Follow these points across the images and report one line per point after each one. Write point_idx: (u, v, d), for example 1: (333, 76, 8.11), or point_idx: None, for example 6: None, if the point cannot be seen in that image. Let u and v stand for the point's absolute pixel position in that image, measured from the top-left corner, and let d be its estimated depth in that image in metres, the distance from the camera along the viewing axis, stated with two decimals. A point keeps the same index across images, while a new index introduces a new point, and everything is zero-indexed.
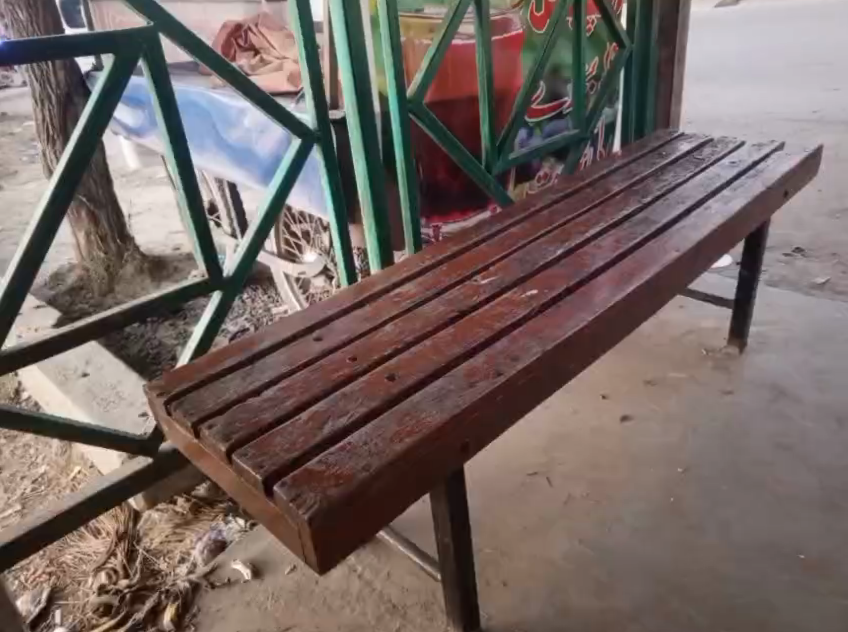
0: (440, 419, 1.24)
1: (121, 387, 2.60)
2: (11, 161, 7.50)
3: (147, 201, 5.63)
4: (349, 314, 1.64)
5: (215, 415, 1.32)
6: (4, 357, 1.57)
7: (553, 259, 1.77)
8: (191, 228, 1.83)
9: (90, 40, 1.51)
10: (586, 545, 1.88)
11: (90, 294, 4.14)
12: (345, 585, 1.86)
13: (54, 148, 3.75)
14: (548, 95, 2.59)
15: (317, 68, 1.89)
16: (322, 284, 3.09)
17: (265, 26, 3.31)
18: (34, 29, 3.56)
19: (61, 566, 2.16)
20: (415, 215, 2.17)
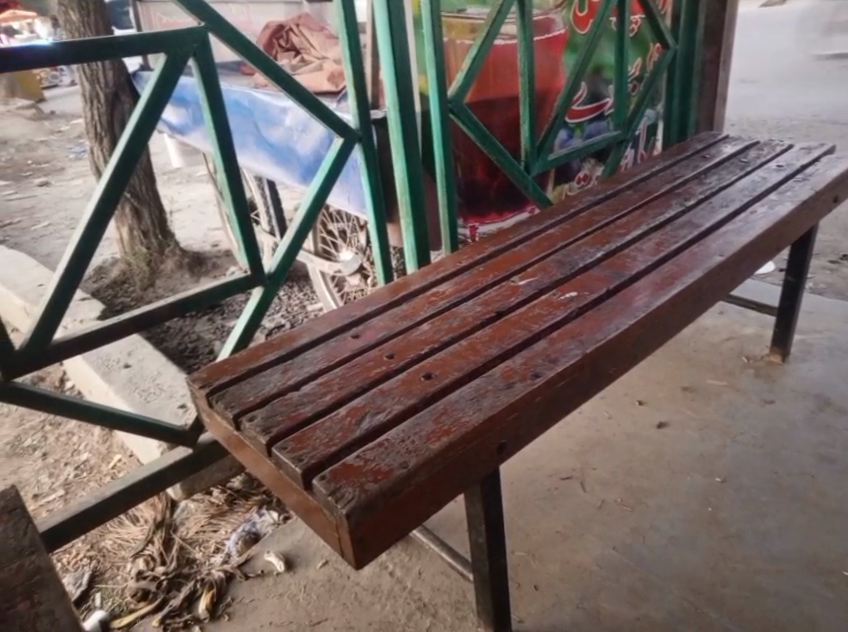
0: (477, 419, 1.24)
1: (161, 379, 2.65)
2: (58, 157, 7.73)
3: (188, 198, 5.74)
4: (385, 312, 1.65)
5: (256, 408, 1.35)
6: (56, 347, 1.61)
7: (593, 261, 1.76)
8: (235, 226, 1.85)
9: (144, 40, 1.54)
10: (620, 552, 1.87)
11: (132, 287, 4.19)
12: (376, 582, 1.87)
13: (101, 146, 3.84)
14: (589, 96, 2.55)
15: (360, 69, 1.90)
16: (358, 283, 3.11)
17: (306, 27, 3.34)
18: (86, 30, 3.64)
19: (102, 551, 2.22)
20: (453, 214, 2.17)
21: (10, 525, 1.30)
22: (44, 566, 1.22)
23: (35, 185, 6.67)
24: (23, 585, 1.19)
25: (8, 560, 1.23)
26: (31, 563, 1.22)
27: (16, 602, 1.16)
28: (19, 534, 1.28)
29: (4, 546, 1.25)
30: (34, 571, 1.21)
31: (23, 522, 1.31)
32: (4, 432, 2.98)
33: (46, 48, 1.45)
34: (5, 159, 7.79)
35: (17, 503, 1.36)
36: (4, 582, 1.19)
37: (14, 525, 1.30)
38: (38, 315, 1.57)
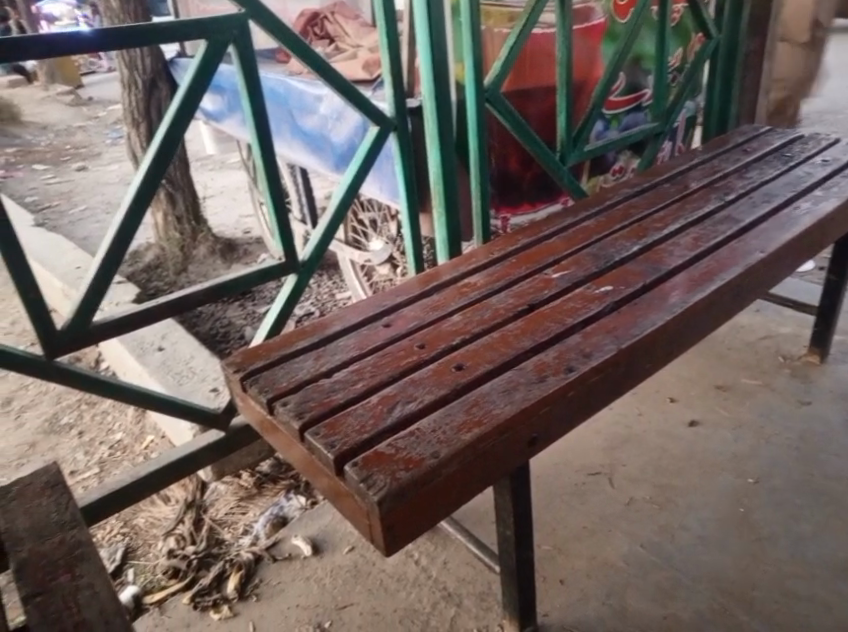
0: (508, 412, 1.23)
1: (194, 362, 2.69)
2: (94, 142, 7.84)
3: (221, 185, 5.79)
4: (415, 303, 1.65)
5: (289, 394, 1.36)
6: (96, 328, 1.63)
7: (628, 256, 1.73)
8: (270, 213, 1.86)
9: (184, 27, 1.55)
10: (648, 550, 1.85)
11: (166, 272, 4.25)
12: (402, 570, 1.88)
13: (138, 132, 3.89)
14: (627, 86, 2.51)
15: (396, 57, 1.89)
16: (387, 273, 3.12)
17: (341, 15, 3.34)
18: (125, 17, 3.68)
19: (134, 528, 2.31)
20: (485, 205, 2.16)
21: (52, 499, 1.34)
22: (85, 540, 1.24)
23: (72, 169, 6.79)
24: (64, 558, 1.21)
25: (50, 533, 1.26)
26: (72, 537, 1.25)
27: (58, 574, 1.17)
28: (61, 509, 1.32)
29: (46, 521, 1.29)
30: (75, 545, 1.23)
31: (65, 497, 1.34)
32: (41, 410, 3.05)
33: (88, 37, 1.46)
34: (45, 144, 7.94)
35: (59, 479, 1.40)
36: (47, 555, 1.21)
37: (57, 500, 1.34)
38: (79, 298, 1.59)
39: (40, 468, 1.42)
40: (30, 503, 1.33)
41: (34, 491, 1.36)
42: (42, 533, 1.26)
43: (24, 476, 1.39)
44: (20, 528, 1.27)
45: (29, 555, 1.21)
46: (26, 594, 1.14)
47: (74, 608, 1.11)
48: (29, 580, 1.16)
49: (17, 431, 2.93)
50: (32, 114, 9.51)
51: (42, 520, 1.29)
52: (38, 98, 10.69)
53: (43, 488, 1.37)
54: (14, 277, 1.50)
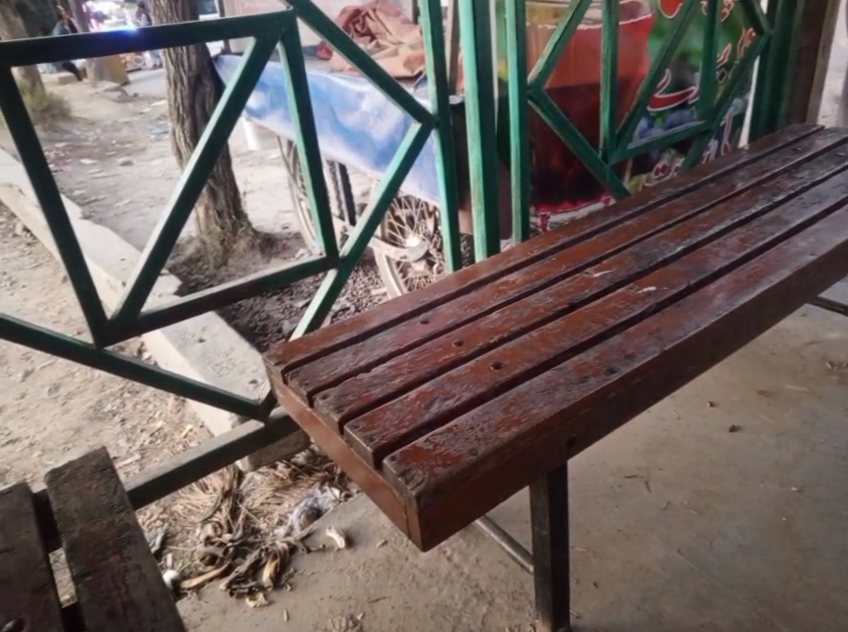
0: (547, 412, 1.22)
1: (234, 354, 2.72)
2: (139, 137, 8.00)
3: (261, 180, 5.86)
4: (453, 300, 1.65)
5: (329, 387, 1.37)
6: (144, 318, 1.66)
7: (672, 256, 1.71)
8: (314, 209, 1.88)
9: (234, 25, 1.57)
10: (685, 556, 1.82)
11: (206, 265, 4.31)
12: (434, 566, 1.89)
13: (183, 128, 3.95)
14: (673, 84, 2.46)
15: (441, 55, 1.90)
16: (423, 269, 3.13)
17: (383, 11, 3.34)
18: (172, 15, 3.75)
19: (173, 514, 2.36)
20: (525, 203, 2.15)
21: (101, 483, 1.36)
22: (132, 523, 1.27)
23: (118, 163, 6.94)
24: (113, 539, 1.23)
25: (100, 516, 1.29)
26: (121, 519, 1.27)
27: (108, 555, 1.20)
28: (110, 493, 1.34)
29: (96, 503, 1.31)
30: (124, 527, 1.26)
31: (114, 482, 1.37)
32: (86, 396, 3.12)
33: (137, 36, 1.48)
34: (93, 139, 8.11)
35: (107, 463, 1.42)
36: (98, 536, 1.24)
37: (105, 484, 1.36)
38: (127, 289, 1.62)
39: (90, 452, 1.45)
40: (81, 486, 1.36)
41: (85, 474, 1.39)
42: (92, 515, 1.29)
43: (75, 459, 1.42)
44: (71, 509, 1.31)
45: (80, 536, 1.24)
46: (78, 572, 1.17)
47: (122, 588, 1.13)
48: (80, 559, 1.19)
49: (62, 416, 3.00)
50: (80, 110, 9.73)
51: (92, 503, 1.32)
52: (86, 94, 10.95)
53: (93, 471, 1.39)
54: (69, 268, 1.54)
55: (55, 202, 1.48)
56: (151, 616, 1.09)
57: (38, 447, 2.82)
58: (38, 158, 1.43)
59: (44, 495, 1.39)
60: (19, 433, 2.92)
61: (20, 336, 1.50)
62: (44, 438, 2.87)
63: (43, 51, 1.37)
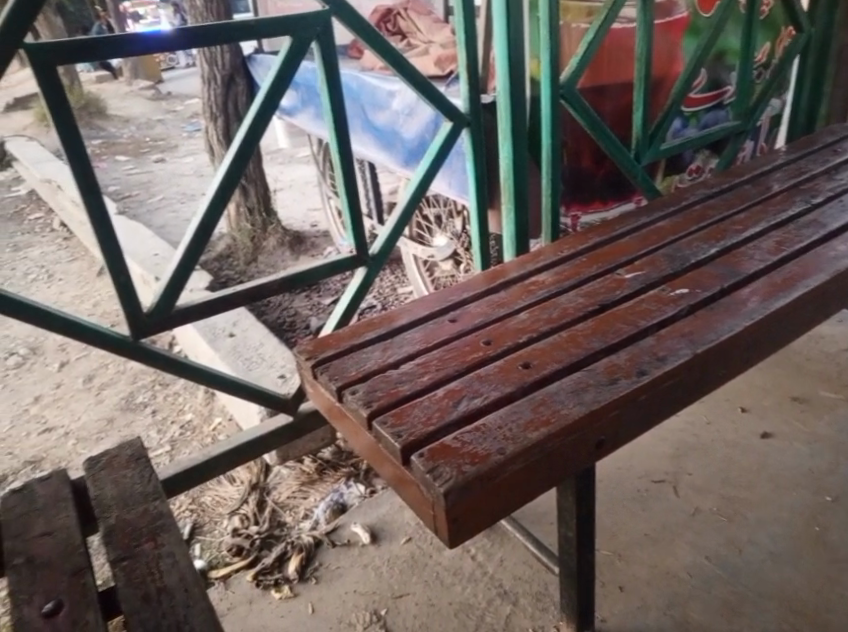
0: (577, 413, 1.22)
1: (263, 349, 2.75)
2: (171, 135, 8.09)
3: (290, 178, 5.90)
4: (481, 299, 1.64)
5: (358, 383, 1.37)
6: (178, 312, 1.68)
7: (706, 258, 1.69)
8: (345, 207, 1.89)
9: (270, 24, 1.59)
10: (713, 563, 1.80)
11: (236, 262, 4.36)
12: (458, 564, 1.89)
13: (216, 126, 3.99)
14: (709, 83, 2.43)
15: (473, 54, 1.89)
16: (450, 269, 3.13)
17: (414, 11, 3.34)
18: (208, 15, 3.79)
19: (201, 505, 2.39)
20: (555, 203, 2.14)
21: (136, 471, 1.38)
22: (166, 511, 1.28)
23: (151, 160, 7.03)
24: (147, 527, 1.25)
25: (135, 503, 1.31)
26: (155, 507, 1.29)
27: (142, 541, 1.22)
28: (144, 481, 1.36)
29: (131, 491, 1.34)
30: (158, 515, 1.27)
31: (148, 470, 1.39)
32: (118, 387, 3.17)
33: (165, 35, 1.48)
34: (127, 137, 8.23)
35: (142, 452, 1.44)
36: (132, 523, 1.26)
37: (140, 473, 1.38)
38: (162, 285, 1.64)
39: (125, 441, 1.47)
40: (117, 474, 1.38)
41: (121, 462, 1.41)
42: (127, 503, 1.31)
43: (111, 448, 1.44)
44: (107, 496, 1.33)
45: (116, 522, 1.27)
46: (113, 557, 1.19)
47: (156, 574, 1.15)
48: (116, 545, 1.21)
49: (96, 406, 3.06)
50: (115, 109, 9.87)
51: (127, 491, 1.34)
52: (122, 92, 11.12)
53: (128, 460, 1.42)
54: (107, 261, 1.56)
55: (96, 199, 1.50)
56: (184, 602, 1.10)
57: (72, 436, 2.88)
58: (80, 153, 1.46)
59: (82, 481, 1.41)
60: (55, 422, 2.98)
61: (60, 328, 1.54)
62: (78, 427, 2.93)
63: (86, 51, 1.39)
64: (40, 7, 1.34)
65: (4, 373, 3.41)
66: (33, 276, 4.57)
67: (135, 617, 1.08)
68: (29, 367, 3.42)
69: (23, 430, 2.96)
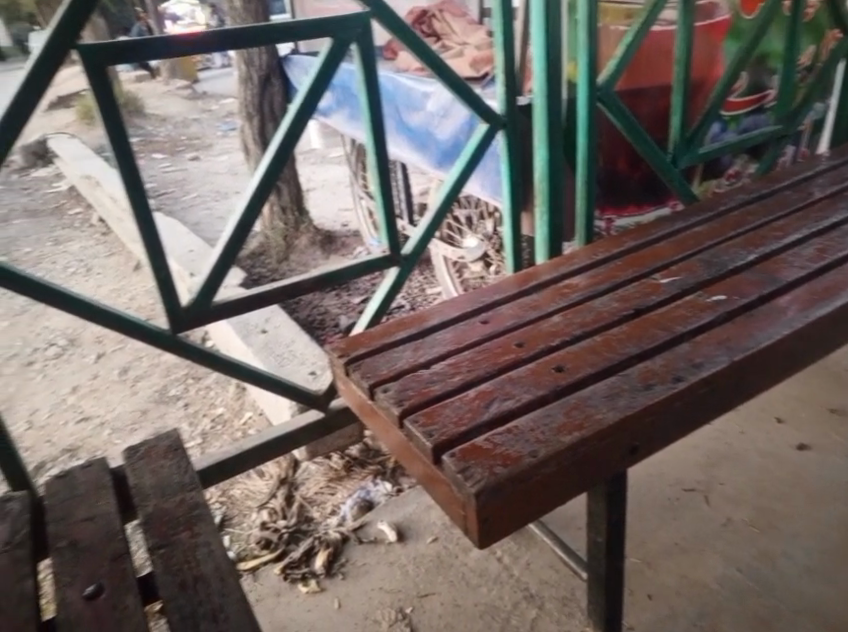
0: (610, 418, 1.21)
1: (294, 346, 2.77)
2: (206, 134, 8.20)
3: (322, 178, 5.94)
4: (513, 301, 1.64)
5: (390, 381, 1.38)
6: (216, 307, 1.70)
7: (744, 264, 1.66)
8: (379, 206, 1.90)
9: (311, 25, 1.60)
10: (744, 575, 1.78)
11: (269, 259, 4.40)
12: (484, 565, 1.88)
13: (251, 125, 4.03)
14: (750, 86, 2.39)
15: (510, 55, 1.89)
16: (480, 270, 3.13)
17: (449, 13, 3.34)
18: (245, 16, 3.83)
19: (231, 498, 2.42)
20: (590, 206, 2.13)
21: (174, 462, 1.41)
22: (202, 501, 1.30)
23: (186, 159, 7.13)
24: (184, 516, 1.27)
25: (172, 492, 1.33)
26: (191, 497, 1.31)
27: (179, 530, 1.24)
28: (181, 471, 1.38)
29: (168, 481, 1.36)
30: (194, 504, 1.29)
31: (185, 461, 1.41)
32: (152, 380, 3.22)
33: (206, 36, 1.50)
34: (163, 135, 8.35)
35: (180, 443, 1.46)
36: (170, 512, 1.28)
37: (177, 463, 1.40)
38: (201, 280, 1.66)
39: (163, 432, 1.49)
40: (155, 463, 1.41)
41: (159, 452, 1.43)
42: (165, 492, 1.33)
43: (150, 438, 1.47)
44: (146, 485, 1.35)
45: (154, 510, 1.29)
46: (151, 544, 1.21)
47: (192, 562, 1.17)
48: (154, 532, 1.24)
49: (130, 398, 3.11)
50: (153, 107, 10.02)
51: (165, 480, 1.36)
52: (159, 91, 11.30)
53: (166, 450, 1.44)
54: (149, 256, 1.59)
55: (140, 195, 1.53)
56: (219, 591, 1.12)
57: (107, 426, 2.93)
58: (126, 151, 1.49)
59: (121, 469, 1.44)
60: (91, 412, 3.04)
61: (103, 320, 1.57)
62: (113, 418, 2.98)
63: (133, 52, 1.42)
64: (93, 9, 1.36)
65: (43, 363, 3.48)
66: (71, 270, 4.66)
67: (172, 604, 1.10)
68: (67, 358, 3.49)
69: (60, 418, 3.02)
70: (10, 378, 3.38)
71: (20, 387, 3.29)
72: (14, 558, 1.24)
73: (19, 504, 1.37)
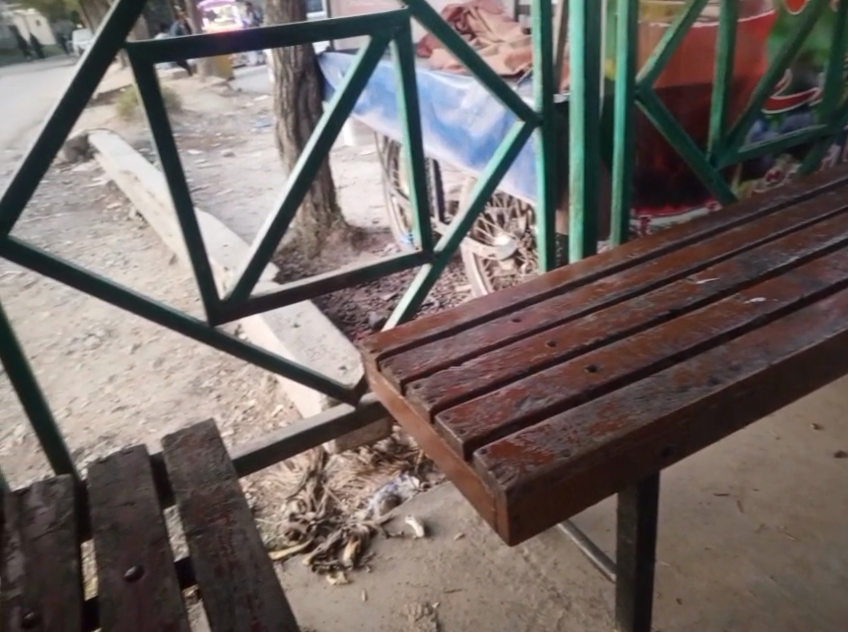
0: (645, 419, 1.19)
1: (326, 340, 2.78)
2: (241, 131, 8.28)
3: (354, 175, 5.96)
4: (546, 300, 1.63)
5: (421, 376, 1.38)
6: (254, 300, 1.71)
7: (784, 266, 1.63)
8: (413, 203, 1.89)
9: (351, 22, 1.60)
10: (778, 582, 1.74)
11: (301, 255, 4.43)
12: (511, 563, 1.87)
13: (286, 122, 4.06)
14: (793, 84, 2.35)
15: (548, 52, 1.87)
16: (511, 268, 3.11)
17: (485, 10, 3.33)
18: (283, 14, 3.85)
19: (261, 489, 2.44)
20: (625, 205, 2.10)
21: (210, 450, 1.42)
22: (237, 490, 1.31)
23: (222, 154, 7.21)
24: (220, 503, 1.28)
25: (208, 480, 1.34)
26: (228, 486, 1.32)
27: (215, 517, 1.25)
28: (218, 460, 1.39)
29: (205, 469, 1.37)
30: (230, 492, 1.30)
31: (221, 450, 1.42)
32: (186, 371, 3.26)
33: (248, 35, 1.50)
34: (199, 131, 8.45)
35: (216, 432, 1.47)
36: (206, 499, 1.29)
37: (214, 452, 1.41)
38: (240, 276, 1.67)
39: (200, 421, 1.50)
40: (192, 451, 1.42)
41: (196, 441, 1.45)
42: (201, 479, 1.34)
43: (187, 426, 1.48)
44: (183, 472, 1.37)
45: (191, 497, 1.30)
46: (189, 530, 1.22)
47: (228, 549, 1.18)
48: (191, 518, 1.25)
49: (165, 388, 3.15)
50: (190, 104, 10.15)
51: (201, 468, 1.37)
52: (196, 89, 11.47)
53: (203, 439, 1.45)
54: (189, 250, 1.60)
55: (182, 190, 1.55)
56: (254, 578, 1.13)
57: (142, 415, 2.98)
58: (171, 148, 1.50)
59: (159, 456, 1.46)
60: (127, 401, 3.09)
61: (146, 310, 1.59)
62: (148, 407, 3.02)
63: (177, 51, 1.43)
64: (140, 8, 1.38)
65: (82, 352, 3.55)
66: (109, 262, 4.74)
67: (209, 589, 1.12)
68: (105, 348, 3.55)
69: (97, 406, 3.08)
70: (50, 367, 3.45)
71: (59, 376, 3.36)
72: (59, 538, 1.27)
73: (63, 486, 1.39)
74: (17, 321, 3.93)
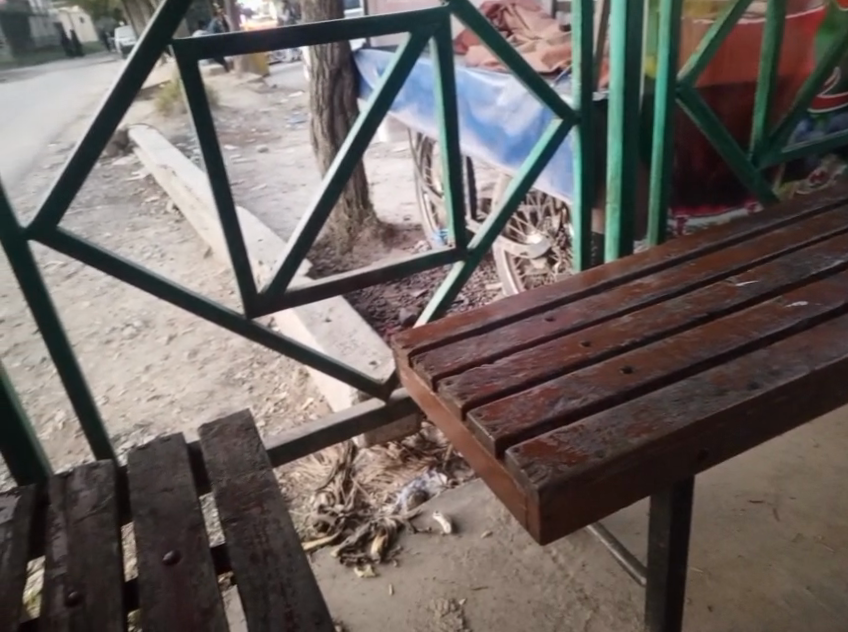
0: (681, 423, 1.16)
1: (357, 335, 2.79)
2: (276, 126, 8.34)
3: (386, 172, 5.97)
4: (581, 299, 1.61)
5: (454, 373, 1.37)
6: (290, 294, 1.72)
7: (828, 270, 1.59)
8: (448, 200, 1.89)
9: (390, 20, 1.60)
10: (814, 593, 1.70)
11: (333, 251, 4.44)
12: (539, 563, 1.85)
13: (321, 118, 4.06)
14: (841, 83, 2.29)
15: (588, 50, 1.85)
16: (543, 267, 3.08)
17: (522, 8, 3.31)
18: (321, 12, 3.86)
19: (291, 480, 2.46)
20: (662, 205, 2.07)
21: (245, 441, 1.42)
22: (272, 480, 1.31)
23: (257, 150, 7.28)
24: (255, 493, 1.29)
25: (244, 470, 1.35)
26: (262, 476, 1.33)
27: (250, 506, 1.25)
28: (253, 450, 1.40)
29: (240, 458, 1.38)
30: (264, 482, 1.31)
31: (256, 440, 1.43)
32: (219, 363, 3.29)
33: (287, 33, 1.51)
34: (235, 126, 8.54)
35: (251, 422, 1.48)
36: (241, 487, 1.30)
37: (249, 442, 1.42)
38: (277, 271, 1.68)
39: (236, 411, 1.51)
40: (227, 441, 1.43)
41: (231, 431, 1.46)
42: (237, 468, 1.35)
43: (224, 416, 1.49)
44: (219, 461, 1.38)
45: (227, 485, 1.31)
46: (224, 517, 1.23)
47: (262, 537, 1.19)
48: (227, 506, 1.26)
49: (198, 379, 3.18)
50: (226, 100, 10.26)
51: (236, 458, 1.38)
52: (232, 85, 11.58)
53: (238, 429, 1.46)
54: (228, 244, 1.61)
55: (223, 185, 1.56)
56: (288, 566, 1.13)
57: (177, 405, 3.01)
58: (212, 142, 1.51)
59: (196, 444, 1.47)
60: (162, 390, 3.13)
61: (184, 301, 1.61)
62: (182, 397, 3.06)
63: (219, 47, 1.44)
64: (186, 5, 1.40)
65: (120, 342, 3.60)
66: (146, 254, 4.81)
67: (243, 575, 1.12)
68: (142, 338, 3.61)
69: (134, 395, 3.12)
70: (89, 355, 3.51)
71: (97, 364, 3.42)
72: (101, 521, 1.29)
73: (105, 470, 1.41)
74: (58, 310, 4.01)
